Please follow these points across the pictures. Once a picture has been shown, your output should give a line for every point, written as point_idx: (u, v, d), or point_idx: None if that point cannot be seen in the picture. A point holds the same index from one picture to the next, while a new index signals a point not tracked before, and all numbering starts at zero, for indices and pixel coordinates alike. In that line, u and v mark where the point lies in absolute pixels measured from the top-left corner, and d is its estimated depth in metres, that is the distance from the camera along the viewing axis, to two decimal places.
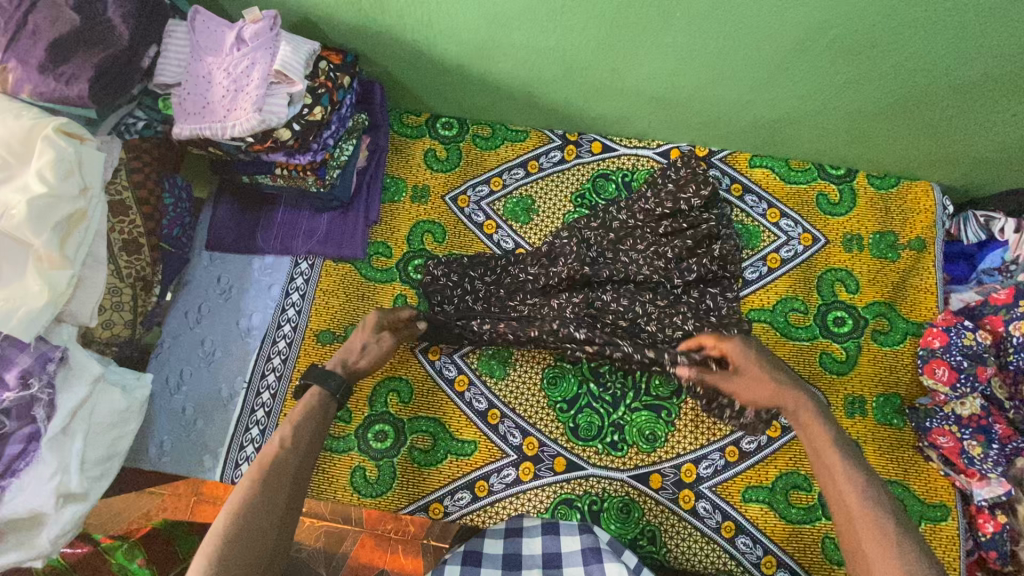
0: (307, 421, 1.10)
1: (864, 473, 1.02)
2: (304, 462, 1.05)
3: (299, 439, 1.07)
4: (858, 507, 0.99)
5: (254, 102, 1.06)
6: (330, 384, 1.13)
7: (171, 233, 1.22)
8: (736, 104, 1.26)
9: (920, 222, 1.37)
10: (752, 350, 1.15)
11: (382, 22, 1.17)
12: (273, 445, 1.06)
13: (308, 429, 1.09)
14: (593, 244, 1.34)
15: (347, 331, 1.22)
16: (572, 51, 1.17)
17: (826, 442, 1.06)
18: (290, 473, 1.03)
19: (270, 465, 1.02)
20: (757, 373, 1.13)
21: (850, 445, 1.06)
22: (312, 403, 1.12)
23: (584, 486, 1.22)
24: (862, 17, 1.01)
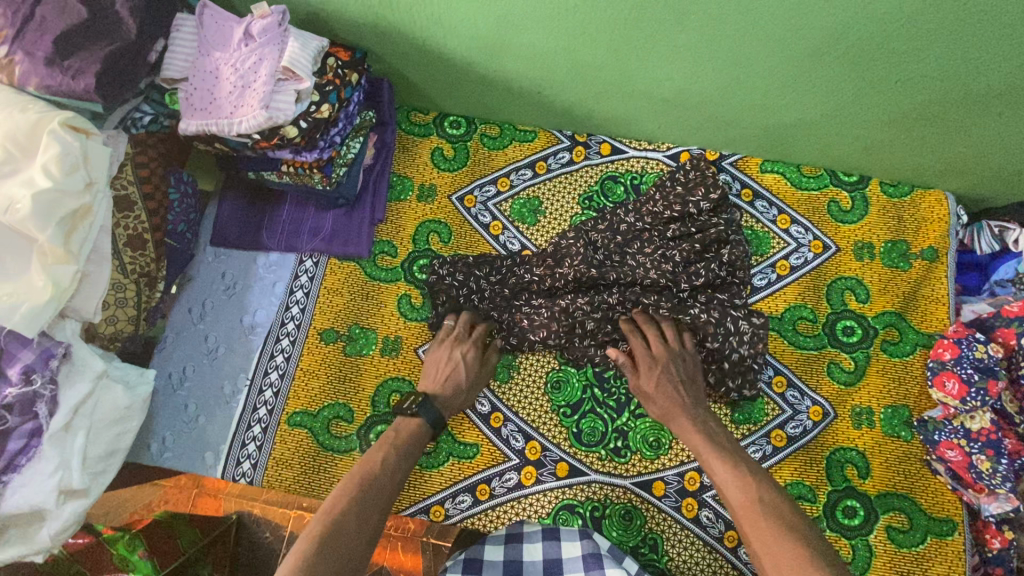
0: (407, 446, 1.12)
1: (734, 461, 1.06)
2: (394, 487, 1.07)
3: (396, 465, 1.08)
4: (750, 502, 1.01)
5: (262, 98, 1.05)
6: (439, 418, 1.15)
7: (176, 229, 1.20)
8: (748, 109, 1.24)
9: (933, 231, 1.35)
10: (652, 363, 1.19)
11: (391, 19, 1.15)
12: (372, 460, 1.08)
13: (406, 458, 1.10)
14: (600, 247, 1.32)
15: (446, 360, 1.21)
16: (583, 52, 1.16)
17: (701, 443, 1.10)
18: (382, 496, 1.04)
19: (368, 483, 1.04)
20: (659, 388, 1.16)
21: (721, 441, 1.10)
22: (419, 430, 1.14)
23: (586, 492, 1.21)
24: (881, 24, 0.99)
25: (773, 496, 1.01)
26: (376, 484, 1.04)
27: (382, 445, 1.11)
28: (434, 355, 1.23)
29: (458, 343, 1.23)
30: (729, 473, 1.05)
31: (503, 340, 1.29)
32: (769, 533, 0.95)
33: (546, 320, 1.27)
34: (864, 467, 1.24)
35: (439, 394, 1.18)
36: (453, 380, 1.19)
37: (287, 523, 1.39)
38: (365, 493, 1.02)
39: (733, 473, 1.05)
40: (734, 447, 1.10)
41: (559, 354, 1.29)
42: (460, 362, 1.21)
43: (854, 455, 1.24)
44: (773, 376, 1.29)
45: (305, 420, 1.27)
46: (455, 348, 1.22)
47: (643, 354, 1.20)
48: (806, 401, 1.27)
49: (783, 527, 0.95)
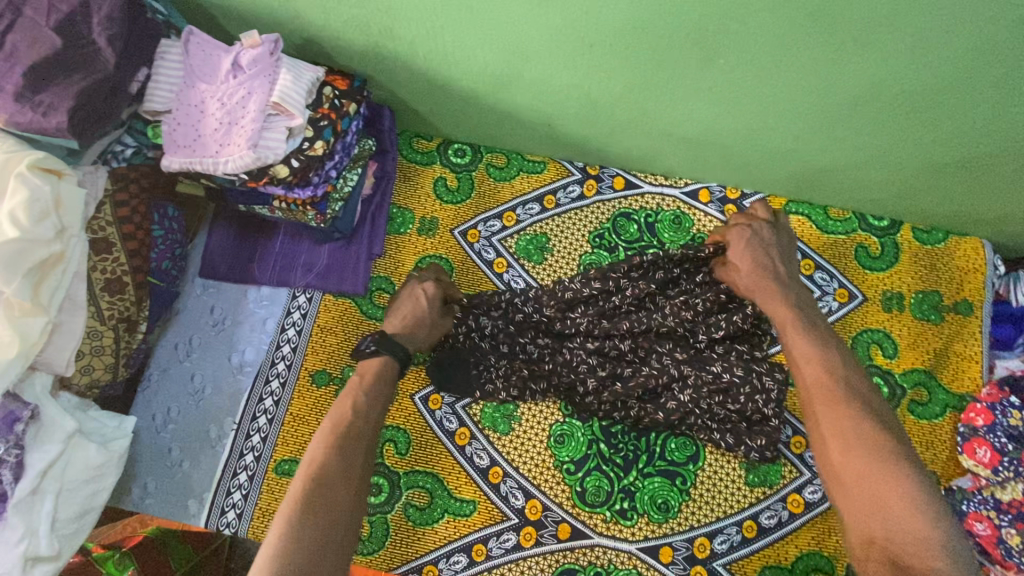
0: (379, 386, 1.07)
1: (820, 339, 1.05)
2: (375, 431, 1.04)
3: (369, 409, 1.04)
4: (821, 368, 1.02)
5: (249, 137, 0.97)
6: (404, 353, 1.10)
7: (159, 266, 1.13)
8: (775, 151, 1.15)
9: (968, 284, 1.26)
10: (750, 247, 1.15)
11: (393, 48, 1.07)
12: (344, 406, 1.03)
13: (378, 396, 1.06)
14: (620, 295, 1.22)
15: (409, 295, 1.18)
16: (599, 88, 1.07)
17: (790, 314, 1.08)
18: (361, 436, 1.01)
19: (344, 426, 1.01)
20: (750, 261, 1.14)
21: (811, 315, 1.09)
22: (385, 364, 1.09)
23: (588, 556, 1.14)
24: (930, 74, 0.89)
25: (861, 382, 1.01)
26: (350, 426, 1.01)
27: (350, 391, 1.06)
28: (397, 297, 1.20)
29: (422, 279, 1.20)
30: (812, 349, 1.04)
31: (507, 386, 1.20)
32: (844, 417, 0.96)
33: (554, 363, 1.21)
34: None
35: (402, 328, 1.13)
36: (415, 314, 1.15)
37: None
38: (345, 442, 0.99)
39: (816, 343, 1.04)
40: (804, 306, 1.10)
41: (565, 406, 1.21)
42: (420, 298, 1.17)
43: None
44: (791, 436, 1.20)
45: (294, 468, 1.20)
46: (420, 283, 1.19)
47: (743, 236, 1.17)
48: None
49: (861, 416, 0.96)
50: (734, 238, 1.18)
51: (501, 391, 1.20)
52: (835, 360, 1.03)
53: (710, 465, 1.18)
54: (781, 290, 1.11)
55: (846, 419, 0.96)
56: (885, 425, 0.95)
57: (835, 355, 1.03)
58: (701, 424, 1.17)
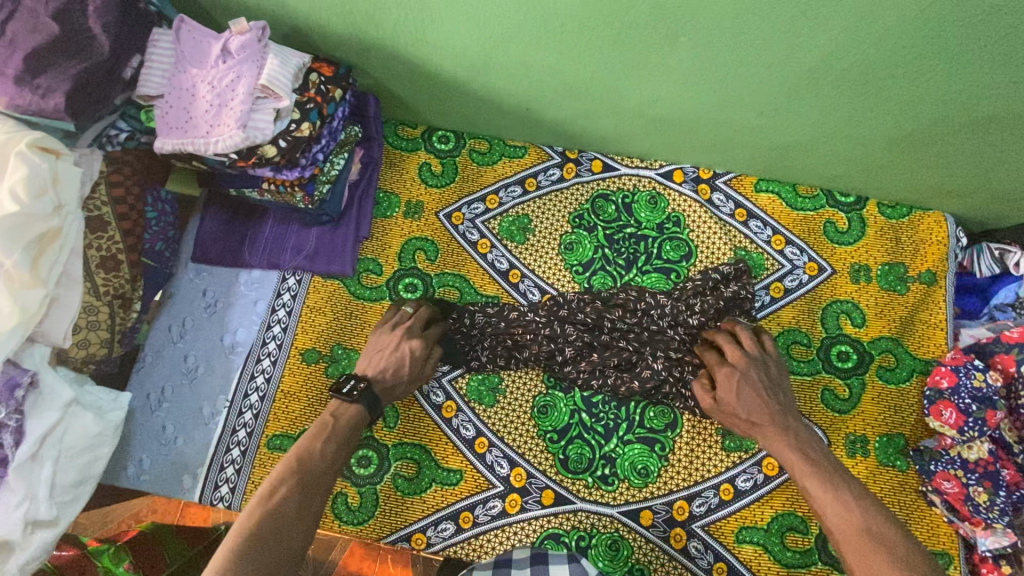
0: (345, 433, 1.08)
1: (830, 478, 1.02)
2: (331, 477, 1.04)
3: (334, 455, 1.04)
4: (835, 502, 1.00)
5: (238, 118, 1.02)
6: (377, 407, 1.12)
7: (153, 247, 1.18)
8: (742, 129, 1.21)
9: (931, 255, 1.31)
10: (750, 388, 1.11)
11: (375, 35, 1.12)
12: (309, 447, 1.03)
13: (345, 444, 1.07)
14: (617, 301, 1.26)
15: (393, 351, 1.16)
16: (572, 69, 1.12)
17: (797, 460, 1.06)
18: (319, 488, 1.01)
19: (305, 472, 1.00)
20: (751, 398, 1.10)
21: (814, 455, 1.06)
22: (358, 416, 1.10)
23: (572, 521, 1.18)
24: (878, 47, 0.95)
25: (871, 510, 0.99)
26: (309, 471, 1.01)
27: (320, 432, 1.06)
28: (382, 339, 1.18)
29: (407, 334, 1.18)
30: (824, 489, 1.02)
31: (492, 357, 1.26)
32: (874, 558, 0.93)
33: (536, 336, 1.25)
34: None
35: (379, 381, 1.14)
36: (394, 372, 1.15)
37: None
38: (303, 484, 0.99)
39: (822, 483, 1.02)
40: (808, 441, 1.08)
41: (547, 376, 1.26)
42: (403, 356, 1.15)
43: None
44: None
45: (286, 443, 1.24)
46: (406, 338, 1.17)
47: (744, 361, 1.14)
48: None
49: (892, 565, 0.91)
50: (723, 377, 1.13)
51: (489, 364, 1.26)
52: (846, 489, 1.01)
53: (688, 432, 1.22)
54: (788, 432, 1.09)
55: (869, 556, 0.93)
56: (906, 558, 0.92)
57: (846, 486, 1.01)
58: (677, 392, 1.22)
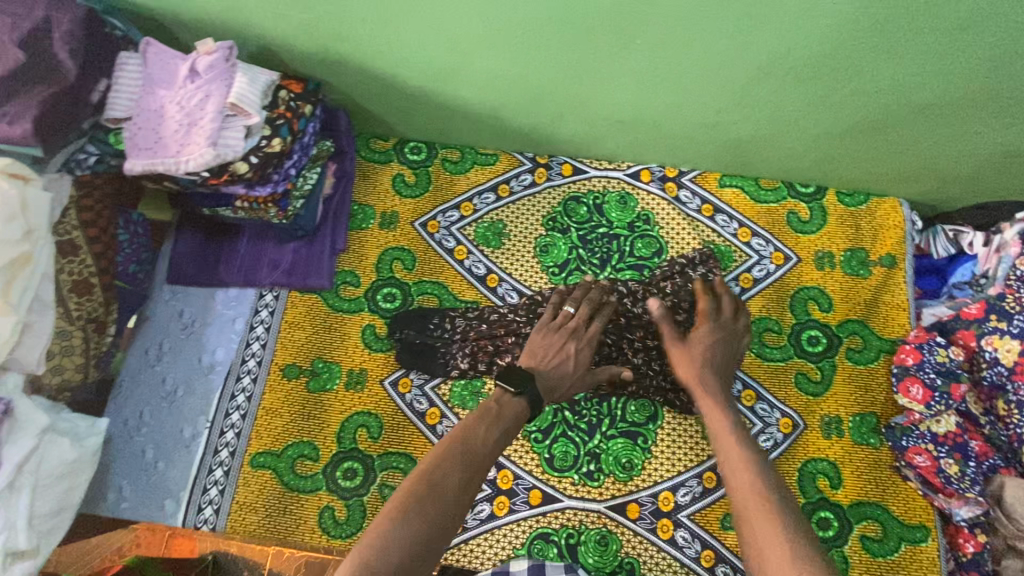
0: (504, 420, 1.03)
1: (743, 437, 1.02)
2: (488, 461, 0.98)
3: (491, 439, 0.99)
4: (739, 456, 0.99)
5: (209, 136, 1.03)
6: (537, 398, 1.08)
7: (126, 269, 1.18)
8: (703, 127, 1.26)
9: (890, 238, 1.37)
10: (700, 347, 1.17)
11: (342, 51, 1.15)
12: (475, 430, 0.99)
13: (506, 432, 1.02)
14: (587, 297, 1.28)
15: (558, 350, 1.16)
16: (535, 76, 1.16)
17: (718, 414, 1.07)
18: (479, 469, 0.96)
19: (467, 451, 0.96)
20: (689, 355, 1.16)
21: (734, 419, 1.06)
22: (520, 411, 1.06)
23: (560, 519, 1.19)
24: (819, 42, 1.01)
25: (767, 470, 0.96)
26: (473, 452, 0.96)
27: (484, 417, 1.02)
28: (544, 339, 1.17)
29: (573, 336, 1.18)
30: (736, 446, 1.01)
31: (474, 363, 1.27)
32: (768, 514, 0.88)
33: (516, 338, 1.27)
34: (836, 478, 1.24)
35: (541, 378, 1.12)
36: (560, 371, 1.14)
37: (267, 561, 1.21)
38: (465, 461, 0.95)
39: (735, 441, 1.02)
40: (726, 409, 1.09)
41: None
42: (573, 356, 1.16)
43: (826, 465, 1.25)
44: (741, 390, 1.29)
45: (269, 460, 1.23)
46: (575, 342, 1.17)
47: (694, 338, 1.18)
48: (775, 413, 1.27)
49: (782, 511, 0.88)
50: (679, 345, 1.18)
51: (470, 371, 1.27)
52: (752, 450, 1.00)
53: (670, 423, 1.25)
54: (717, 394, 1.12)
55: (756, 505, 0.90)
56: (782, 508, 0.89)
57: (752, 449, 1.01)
58: (658, 386, 1.25)
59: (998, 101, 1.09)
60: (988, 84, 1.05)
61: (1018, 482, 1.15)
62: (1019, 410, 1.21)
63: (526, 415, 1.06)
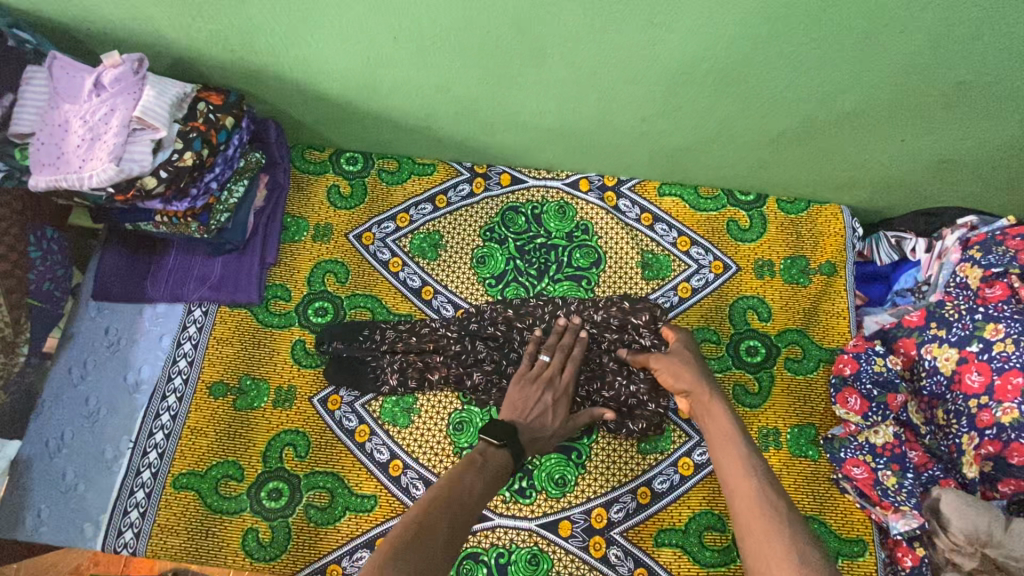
0: (486, 472, 1.02)
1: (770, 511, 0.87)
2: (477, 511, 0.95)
3: (476, 487, 0.98)
4: (761, 519, 0.87)
5: (112, 151, 1.00)
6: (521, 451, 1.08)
7: (39, 287, 1.19)
8: (632, 135, 1.24)
9: (830, 245, 1.35)
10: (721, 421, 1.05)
11: (257, 61, 1.12)
12: (458, 481, 0.98)
13: (490, 485, 1.00)
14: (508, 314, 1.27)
15: (535, 403, 1.15)
16: (455, 86, 1.14)
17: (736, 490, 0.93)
18: (469, 516, 0.93)
19: (454, 499, 0.93)
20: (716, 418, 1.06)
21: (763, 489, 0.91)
22: (503, 463, 1.06)
23: (490, 538, 1.17)
24: (732, 49, 0.99)
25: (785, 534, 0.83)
26: (460, 498, 0.94)
27: (468, 468, 1.01)
28: (522, 393, 1.15)
29: (548, 386, 1.17)
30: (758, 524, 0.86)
31: (405, 378, 1.24)
32: None
33: (448, 356, 1.25)
34: None
35: (524, 431, 1.12)
36: (539, 423, 1.14)
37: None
38: (454, 507, 0.92)
39: (758, 511, 0.88)
40: (753, 451, 0.99)
41: (461, 393, 1.25)
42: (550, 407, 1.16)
43: None
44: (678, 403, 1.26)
45: (192, 481, 1.20)
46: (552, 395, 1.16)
47: (699, 382, 1.11)
48: None
49: None
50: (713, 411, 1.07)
51: (401, 387, 1.24)
52: (778, 499, 0.90)
53: (605, 438, 1.23)
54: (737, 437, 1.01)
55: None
56: None
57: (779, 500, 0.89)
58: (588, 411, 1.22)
59: (921, 106, 1.07)
60: (907, 87, 1.04)
61: (953, 493, 1.13)
62: (957, 420, 1.19)
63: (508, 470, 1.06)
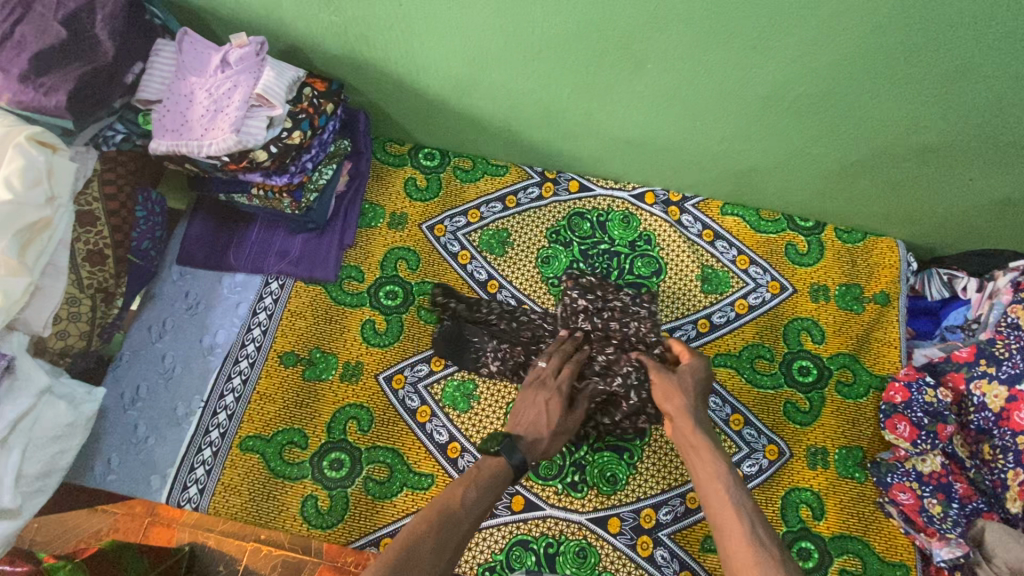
0: (484, 481, 1.01)
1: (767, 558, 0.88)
2: (472, 524, 0.97)
3: (476, 502, 0.98)
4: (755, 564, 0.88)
5: (232, 123, 1.08)
6: (522, 462, 1.04)
7: (140, 246, 1.23)
8: (707, 154, 1.30)
9: (885, 277, 1.40)
10: (714, 456, 1.04)
11: (367, 54, 1.20)
12: (451, 494, 0.99)
13: (488, 496, 1.00)
14: (586, 310, 1.28)
15: (533, 406, 1.14)
16: (549, 92, 1.21)
17: (735, 534, 0.93)
18: (458, 531, 0.95)
19: (445, 518, 0.95)
20: (704, 448, 1.05)
21: (758, 533, 0.92)
22: (502, 473, 1.03)
23: (541, 527, 1.20)
24: (823, 78, 1.05)
25: None
26: (450, 515, 0.95)
27: (462, 480, 1.01)
28: (524, 399, 1.15)
29: (542, 387, 1.16)
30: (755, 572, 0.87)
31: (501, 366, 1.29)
32: None
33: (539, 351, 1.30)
34: (819, 509, 1.25)
35: (522, 437, 1.09)
36: (538, 423, 1.12)
37: (244, 556, 1.31)
38: (443, 526, 0.93)
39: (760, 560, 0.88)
40: (740, 488, 0.99)
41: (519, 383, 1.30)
42: (546, 410, 1.13)
43: (808, 495, 1.25)
44: (730, 414, 1.31)
45: (258, 444, 1.25)
46: (548, 397, 1.14)
47: (687, 410, 1.10)
48: (762, 439, 1.29)
49: None
50: (698, 444, 1.06)
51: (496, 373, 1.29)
52: (772, 544, 0.91)
53: (658, 440, 1.26)
54: (717, 464, 1.03)
55: None
56: None
57: (764, 533, 0.93)
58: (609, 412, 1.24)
59: (995, 147, 1.12)
60: (984, 129, 1.09)
61: (998, 525, 1.15)
62: (1004, 455, 1.21)
63: (510, 481, 1.04)
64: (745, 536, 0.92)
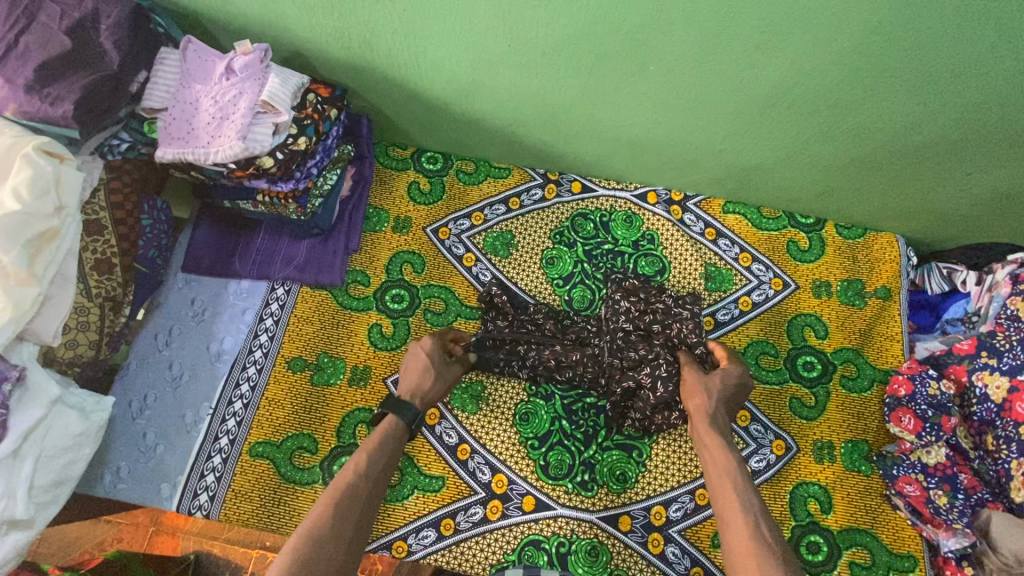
0: (381, 445, 1.08)
1: (767, 554, 0.90)
2: (376, 486, 1.04)
3: (372, 466, 1.05)
4: (754, 558, 0.90)
5: (239, 130, 1.08)
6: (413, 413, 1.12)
7: (146, 254, 1.25)
8: (709, 153, 1.31)
9: (886, 272, 1.41)
10: (726, 453, 1.07)
11: (371, 60, 1.21)
12: (348, 469, 1.04)
13: (386, 457, 1.07)
14: (627, 315, 1.27)
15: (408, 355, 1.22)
16: (552, 95, 1.22)
17: (739, 528, 0.95)
18: (364, 502, 1.01)
19: (346, 492, 1.00)
20: (715, 442, 1.09)
21: (762, 530, 0.95)
22: (396, 431, 1.11)
23: (552, 527, 1.21)
24: (824, 77, 1.07)
25: None
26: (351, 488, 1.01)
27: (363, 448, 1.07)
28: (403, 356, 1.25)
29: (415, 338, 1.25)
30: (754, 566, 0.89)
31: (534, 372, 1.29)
32: None
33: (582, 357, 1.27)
34: (826, 503, 1.26)
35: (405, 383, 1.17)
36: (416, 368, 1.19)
37: (248, 563, 1.31)
38: (343, 500, 0.99)
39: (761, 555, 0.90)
40: (750, 487, 1.02)
41: (528, 385, 1.30)
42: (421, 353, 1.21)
43: (816, 489, 1.27)
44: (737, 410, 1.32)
45: (268, 450, 1.25)
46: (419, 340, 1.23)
47: (707, 411, 1.12)
48: (769, 435, 1.30)
49: None
50: (712, 440, 1.09)
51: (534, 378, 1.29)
52: (773, 541, 0.93)
53: (667, 437, 1.27)
54: (728, 461, 1.06)
55: None
56: None
57: (767, 530, 0.95)
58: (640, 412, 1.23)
59: (991, 142, 1.14)
60: (981, 125, 1.11)
61: (1003, 515, 1.16)
62: (1008, 445, 1.22)
63: (405, 434, 1.12)
64: (748, 530, 0.95)
